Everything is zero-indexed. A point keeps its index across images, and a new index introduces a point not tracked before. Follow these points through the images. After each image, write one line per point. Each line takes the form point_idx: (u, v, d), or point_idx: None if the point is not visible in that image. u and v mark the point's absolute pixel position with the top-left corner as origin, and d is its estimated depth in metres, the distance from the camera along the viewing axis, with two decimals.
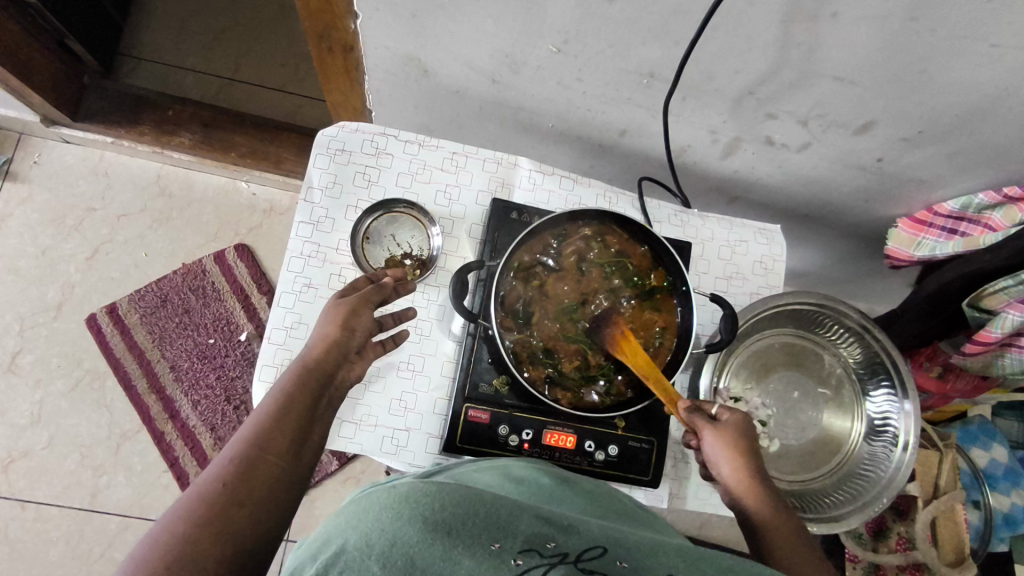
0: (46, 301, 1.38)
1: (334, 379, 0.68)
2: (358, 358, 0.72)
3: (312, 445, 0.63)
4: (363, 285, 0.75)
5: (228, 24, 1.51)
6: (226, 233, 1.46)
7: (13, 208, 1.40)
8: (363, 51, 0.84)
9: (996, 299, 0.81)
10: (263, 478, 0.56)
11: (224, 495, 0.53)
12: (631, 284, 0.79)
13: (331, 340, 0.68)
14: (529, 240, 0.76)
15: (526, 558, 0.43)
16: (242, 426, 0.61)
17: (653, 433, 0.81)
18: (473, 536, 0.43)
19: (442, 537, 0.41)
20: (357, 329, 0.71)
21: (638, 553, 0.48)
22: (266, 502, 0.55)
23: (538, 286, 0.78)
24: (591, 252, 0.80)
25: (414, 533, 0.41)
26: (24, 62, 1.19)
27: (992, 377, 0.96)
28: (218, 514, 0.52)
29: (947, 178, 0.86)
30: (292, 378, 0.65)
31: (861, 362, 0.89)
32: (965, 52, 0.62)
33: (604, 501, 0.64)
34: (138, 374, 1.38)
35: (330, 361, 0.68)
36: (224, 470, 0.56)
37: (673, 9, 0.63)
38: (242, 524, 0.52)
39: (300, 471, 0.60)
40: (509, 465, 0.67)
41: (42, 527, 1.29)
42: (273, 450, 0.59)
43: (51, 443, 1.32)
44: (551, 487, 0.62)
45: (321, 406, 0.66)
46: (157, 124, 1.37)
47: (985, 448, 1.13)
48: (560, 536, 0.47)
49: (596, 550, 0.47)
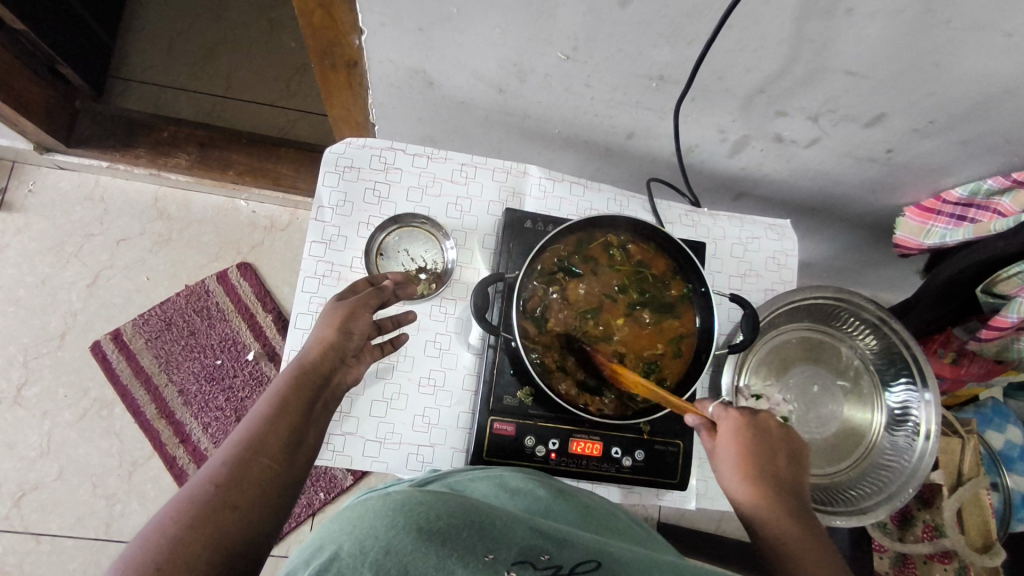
0: (48, 330, 1.36)
1: (330, 380, 0.68)
2: (355, 362, 0.72)
3: (306, 448, 0.62)
4: (362, 287, 0.75)
5: (218, 41, 1.49)
6: (228, 252, 1.44)
7: (9, 238, 1.38)
8: (367, 66, 0.83)
9: (1010, 284, 0.82)
10: (254, 480, 0.55)
11: (216, 498, 0.52)
12: (648, 287, 0.79)
13: (329, 342, 0.68)
14: (549, 248, 0.76)
15: (518, 570, 0.43)
16: (235, 429, 0.60)
17: (679, 436, 0.80)
18: (468, 548, 0.43)
19: (437, 545, 0.41)
20: (355, 332, 0.70)
21: (631, 568, 0.48)
22: (259, 506, 0.54)
23: (560, 293, 0.78)
24: (612, 256, 0.79)
25: (408, 542, 0.40)
26: (16, 89, 1.17)
27: (1007, 361, 0.96)
28: (209, 515, 0.51)
29: (956, 166, 0.87)
30: (287, 381, 0.65)
31: (879, 352, 0.88)
32: (979, 43, 0.62)
33: (600, 514, 0.64)
34: (146, 400, 1.36)
35: (325, 363, 0.67)
36: (215, 473, 0.55)
37: (686, 11, 0.63)
38: (235, 526, 0.52)
39: (294, 475, 0.59)
40: (506, 476, 0.66)
41: (58, 560, 1.27)
42: (267, 452, 0.58)
43: (62, 474, 1.31)
44: (547, 498, 0.62)
45: (318, 408, 0.65)
46: (152, 146, 1.36)
47: (1000, 430, 1.13)
48: (553, 548, 0.47)
49: (588, 565, 0.47)
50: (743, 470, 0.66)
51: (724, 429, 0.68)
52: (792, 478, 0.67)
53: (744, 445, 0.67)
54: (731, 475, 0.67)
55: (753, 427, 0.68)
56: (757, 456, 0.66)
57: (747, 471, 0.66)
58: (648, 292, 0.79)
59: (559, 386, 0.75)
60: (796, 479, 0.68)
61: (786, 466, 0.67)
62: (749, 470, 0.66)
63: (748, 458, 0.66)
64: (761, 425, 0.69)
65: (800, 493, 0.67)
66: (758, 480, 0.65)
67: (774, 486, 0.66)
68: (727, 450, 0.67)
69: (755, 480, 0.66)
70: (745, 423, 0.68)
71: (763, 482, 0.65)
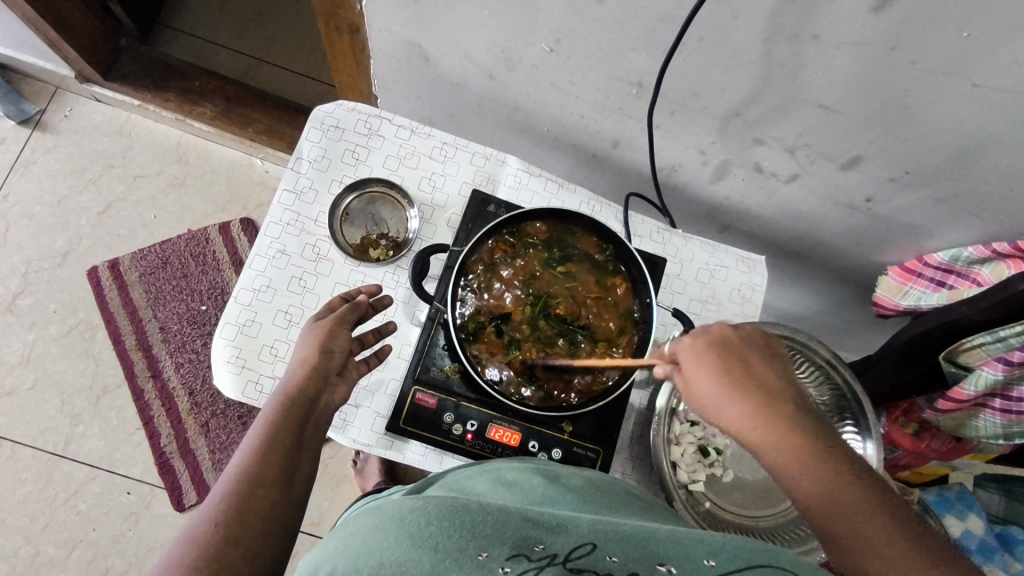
0: (53, 249, 1.43)
1: (316, 405, 0.66)
2: (341, 380, 0.70)
3: (302, 471, 0.62)
4: (338, 305, 0.74)
5: (266, 9, 1.57)
6: (235, 206, 1.50)
7: (37, 155, 1.46)
8: (368, 34, 0.86)
9: (975, 355, 0.78)
10: (255, 515, 0.56)
11: (218, 535, 0.54)
12: (562, 263, 0.80)
13: (311, 364, 0.67)
14: (483, 244, 0.77)
15: (513, 564, 0.43)
16: (227, 466, 0.60)
17: (601, 442, 0.80)
18: (460, 549, 0.44)
19: (429, 552, 0.44)
20: (335, 351, 0.69)
21: (629, 537, 0.47)
22: (261, 537, 0.56)
23: (484, 299, 0.77)
24: (523, 252, 0.79)
25: (402, 553, 0.44)
26: (66, 16, 1.24)
27: (968, 440, 0.93)
28: (215, 561, 0.52)
29: (938, 228, 0.85)
30: (276, 408, 0.63)
31: (829, 403, 0.85)
32: (948, 90, 0.61)
33: (597, 496, 0.61)
34: (128, 330, 1.41)
35: (311, 387, 0.66)
36: (215, 512, 0.55)
37: (659, 16, 0.64)
38: (239, 563, 0.53)
39: (295, 498, 0.60)
40: (504, 471, 0.65)
41: (14, 466, 1.31)
42: (264, 482, 0.58)
43: (35, 385, 1.36)
44: (547, 489, 0.60)
45: (308, 431, 0.64)
46: (182, 92, 1.43)
47: (960, 517, 1.08)
48: (548, 537, 0.47)
49: (585, 547, 0.46)
50: (739, 403, 0.55)
51: (696, 359, 0.58)
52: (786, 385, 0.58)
53: (725, 375, 0.56)
54: (721, 411, 0.56)
55: (726, 344, 0.58)
56: (744, 379, 0.56)
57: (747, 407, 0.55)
58: (563, 265, 0.80)
59: (501, 381, 0.76)
60: (790, 385, 0.59)
61: (763, 380, 0.57)
62: (744, 402, 0.55)
63: (737, 387, 0.56)
64: (728, 337, 0.59)
65: (800, 397, 0.58)
66: (759, 408, 0.55)
67: (778, 406, 0.56)
68: (709, 383, 0.56)
69: (749, 411, 0.55)
70: (711, 348, 0.58)
71: (766, 405, 0.55)
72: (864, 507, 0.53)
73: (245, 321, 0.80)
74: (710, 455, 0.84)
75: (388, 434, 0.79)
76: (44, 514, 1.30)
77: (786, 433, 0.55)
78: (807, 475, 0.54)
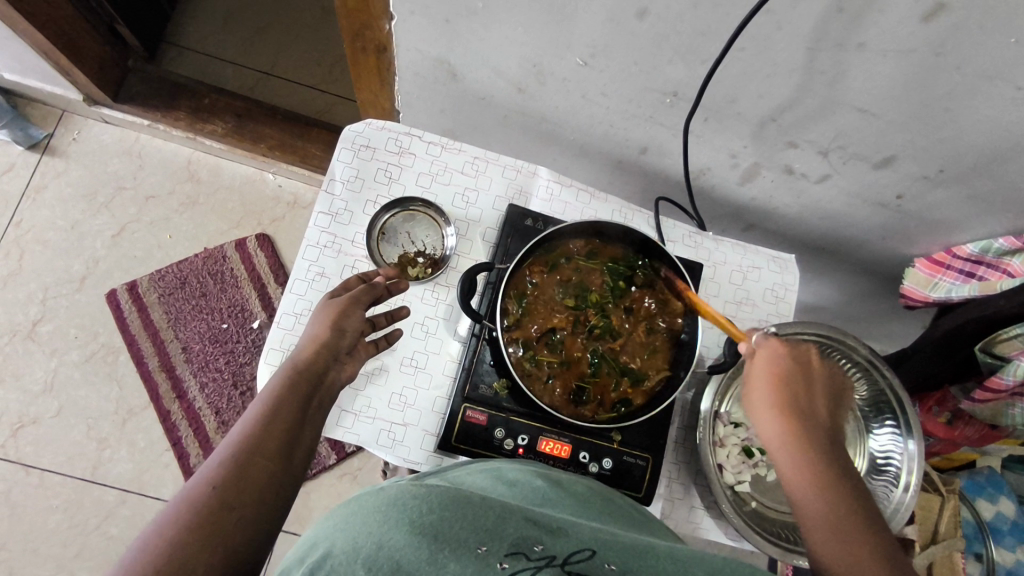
0: (70, 273, 1.42)
1: (323, 381, 0.67)
2: (349, 359, 0.71)
3: (303, 447, 0.61)
4: (354, 285, 0.75)
5: (270, 23, 1.57)
6: (250, 223, 1.49)
7: (48, 180, 1.45)
8: (395, 53, 0.86)
9: (1009, 345, 0.80)
10: (254, 482, 0.55)
11: (214, 499, 0.52)
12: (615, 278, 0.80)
13: (321, 340, 0.68)
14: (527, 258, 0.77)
15: (511, 561, 0.42)
16: (233, 429, 0.59)
17: (650, 450, 0.80)
18: (460, 540, 0.43)
19: (428, 540, 0.41)
20: (347, 330, 0.70)
21: (624, 552, 0.47)
22: (257, 506, 0.54)
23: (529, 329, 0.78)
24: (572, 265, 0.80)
25: (402, 537, 0.41)
26: (72, 40, 1.23)
27: (1001, 427, 0.94)
28: (210, 523, 0.50)
29: (969, 221, 0.86)
30: (283, 381, 0.64)
31: (867, 399, 0.85)
32: (989, 93, 0.62)
33: (596, 503, 0.62)
34: (150, 352, 1.40)
35: (319, 363, 0.67)
36: (213, 475, 0.54)
37: (699, 30, 0.65)
38: (233, 528, 0.51)
39: (291, 475, 0.58)
40: (504, 468, 0.66)
41: (44, 495, 1.31)
42: (262, 452, 0.57)
43: (60, 412, 1.35)
44: (544, 489, 0.61)
45: (312, 408, 0.64)
46: (193, 110, 1.42)
47: (992, 500, 1.12)
48: (547, 539, 0.46)
49: (584, 553, 0.45)
50: (780, 411, 0.64)
51: (762, 361, 0.66)
52: (827, 413, 0.66)
53: (779, 380, 0.65)
54: (761, 410, 0.65)
55: (795, 360, 0.66)
56: (794, 392, 0.64)
57: (787, 408, 0.64)
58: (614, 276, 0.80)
59: (545, 395, 0.76)
60: (830, 412, 0.67)
61: (814, 399, 0.65)
62: (785, 410, 0.64)
63: (783, 394, 0.64)
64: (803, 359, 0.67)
65: (834, 428, 0.66)
66: (796, 418, 0.63)
67: (812, 425, 0.64)
68: (763, 385, 0.65)
69: (790, 413, 0.63)
70: (781, 355, 0.66)
71: (799, 415, 0.63)
72: (854, 534, 0.59)
73: (290, 347, 0.79)
74: (755, 456, 0.84)
75: (439, 451, 0.79)
76: (77, 541, 1.30)
77: (812, 446, 0.63)
78: (813, 487, 0.61)
